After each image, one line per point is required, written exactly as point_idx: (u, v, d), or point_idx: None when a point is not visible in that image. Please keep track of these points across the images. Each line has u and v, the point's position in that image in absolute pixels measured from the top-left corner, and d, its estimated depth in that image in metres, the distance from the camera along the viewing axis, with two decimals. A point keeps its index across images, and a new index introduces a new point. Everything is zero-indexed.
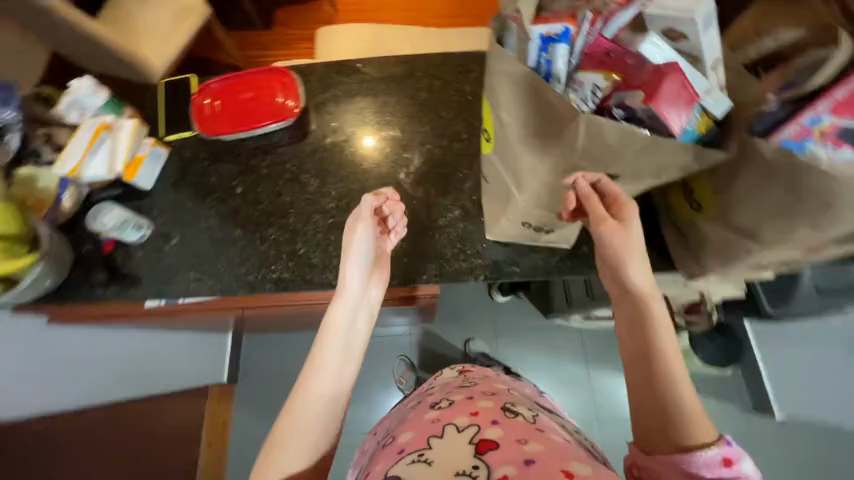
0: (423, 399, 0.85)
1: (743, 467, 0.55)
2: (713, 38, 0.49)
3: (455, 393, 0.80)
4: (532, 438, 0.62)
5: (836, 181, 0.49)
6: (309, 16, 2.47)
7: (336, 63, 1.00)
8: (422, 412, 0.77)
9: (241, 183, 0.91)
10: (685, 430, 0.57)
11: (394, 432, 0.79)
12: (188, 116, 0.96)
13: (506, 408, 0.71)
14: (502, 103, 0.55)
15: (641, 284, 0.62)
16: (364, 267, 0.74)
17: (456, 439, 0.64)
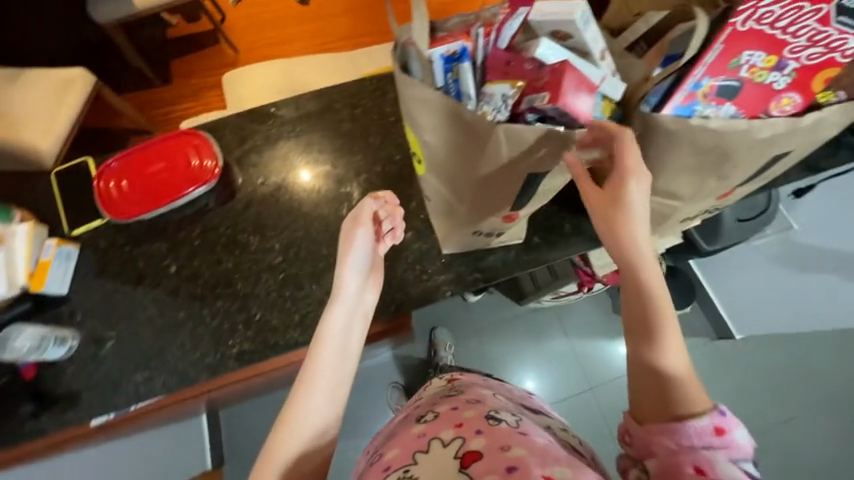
0: (408, 414, 0.79)
1: (736, 437, 0.52)
2: (595, 32, 0.52)
3: (441, 403, 0.74)
4: (515, 442, 0.61)
5: (726, 135, 0.55)
6: (209, 64, 2.36)
7: (248, 112, 0.96)
8: (407, 424, 0.73)
9: (173, 260, 0.83)
10: (680, 397, 0.55)
11: (379, 445, 0.75)
12: (93, 202, 0.86)
13: (490, 414, 0.67)
14: (423, 126, 0.55)
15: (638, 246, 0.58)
16: (360, 274, 0.69)
17: (442, 456, 0.62)
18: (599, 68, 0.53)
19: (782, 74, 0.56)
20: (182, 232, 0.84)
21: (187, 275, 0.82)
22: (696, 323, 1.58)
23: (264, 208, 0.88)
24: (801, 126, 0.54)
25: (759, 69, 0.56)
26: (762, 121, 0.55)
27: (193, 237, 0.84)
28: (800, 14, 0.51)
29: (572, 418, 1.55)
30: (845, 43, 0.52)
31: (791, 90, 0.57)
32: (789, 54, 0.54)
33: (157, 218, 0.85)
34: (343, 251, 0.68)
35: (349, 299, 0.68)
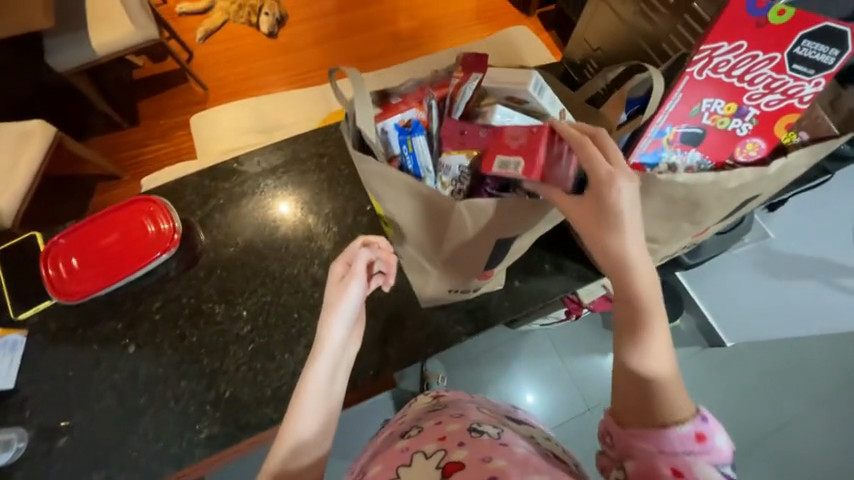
0: (392, 433, 0.76)
1: (716, 442, 0.48)
2: (550, 98, 0.53)
3: (425, 417, 0.73)
4: (497, 453, 0.60)
5: (695, 187, 0.53)
6: (178, 103, 2.31)
7: (208, 170, 0.92)
8: (391, 441, 0.72)
9: (131, 339, 0.77)
10: (664, 403, 0.50)
11: (362, 464, 0.72)
12: (42, 281, 0.80)
13: (472, 426, 0.65)
14: (385, 199, 0.52)
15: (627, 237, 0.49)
16: (347, 326, 0.60)
17: (423, 469, 0.61)
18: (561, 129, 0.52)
19: (744, 121, 0.55)
20: (142, 306, 0.79)
21: (148, 354, 0.76)
22: (688, 334, 1.57)
23: (229, 271, 0.83)
24: (768, 173, 0.53)
25: (719, 116, 0.55)
26: (729, 171, 0.54)
27: (154, 311, 0.79)
28: (754, 62, 0.50)
29: (574, 444, 1.50)
30: (801, 90, 0.51)
31: (756, 136, 0.56)
32: (749, 101, 0.54)
33: (114, 293, 0.79)
34: (331, 298, 0.59)
35: (338, 350, 0.59)
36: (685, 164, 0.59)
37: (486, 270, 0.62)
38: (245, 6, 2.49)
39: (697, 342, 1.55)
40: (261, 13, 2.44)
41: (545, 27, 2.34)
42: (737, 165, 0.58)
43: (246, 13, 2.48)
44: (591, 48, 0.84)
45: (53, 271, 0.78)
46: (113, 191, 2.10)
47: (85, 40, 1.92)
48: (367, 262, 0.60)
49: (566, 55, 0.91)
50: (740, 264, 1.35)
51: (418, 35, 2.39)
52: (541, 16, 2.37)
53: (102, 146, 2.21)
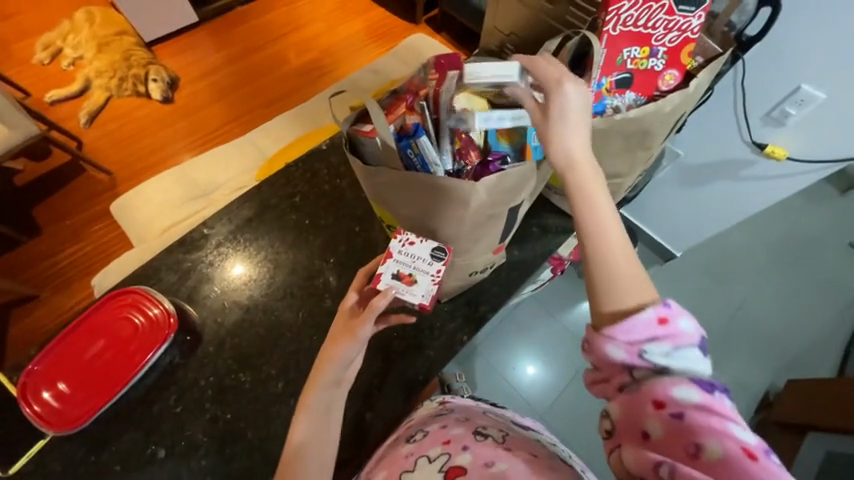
0: (396, 434, 0.78)
1: (681, 326, 0.46)
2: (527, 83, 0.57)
3: (430, 422, 0.76)
4: (500, 459, 0.63)
5: (644, 119, 0.64)
6: (81, 197, 2.07)
7: (178, 244, 0.87)
8: (396, 441, 0.75)
9: (157, 443, 0.70)
10: (624, 298, 0.47)
11: (368, 463, 0.74)
12: (26, 422, 0.69)
13: (477, 432, 0.70)
14: (396, 202, 0.59)
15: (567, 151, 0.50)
16: (336, 385, 0.61)
17: (427, 471, 0.65)
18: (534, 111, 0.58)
19: (658, 58, 0.67)
20: (157, 405, 0.72)
21: (183, 451, 0.69)
22: (646, 257, 1.77)
23: (241, 337, 0.79)
24: (690, 92, 0.65)
25: (639, 60, 0.67)
26: (661, 99, 0.65)
27: (172, 405, 0.72)
28: (651, 12, 0.63)
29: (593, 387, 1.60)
30: (690, 24, 0.64)
31: (670, 67, 0.67)
32: (656, 42, 0.66)
33: (120, 403, 0.71)
34: (320, 359, 0.60)
35: (333, 397, 0.61)
36: (625, 104, 0.69)
37: (499, 243, 0.67)
38: (127, 78, 2.30)
39: (654, 262, 1.77)
40: (148, 80, 2.29)
41: (435, 30, 2.50)
42: (663, 94, 0.69)
43: (131, 84, 2.30)
44: (504, 35, 0.94)
45: (38, 403, 0.68)
46: (33, 314, 1.82)
47: None
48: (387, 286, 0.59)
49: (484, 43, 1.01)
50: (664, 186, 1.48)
51: (320, 66, 2.42)
52: (428, 22, 2.53)
53: (2, 270, 1.91)
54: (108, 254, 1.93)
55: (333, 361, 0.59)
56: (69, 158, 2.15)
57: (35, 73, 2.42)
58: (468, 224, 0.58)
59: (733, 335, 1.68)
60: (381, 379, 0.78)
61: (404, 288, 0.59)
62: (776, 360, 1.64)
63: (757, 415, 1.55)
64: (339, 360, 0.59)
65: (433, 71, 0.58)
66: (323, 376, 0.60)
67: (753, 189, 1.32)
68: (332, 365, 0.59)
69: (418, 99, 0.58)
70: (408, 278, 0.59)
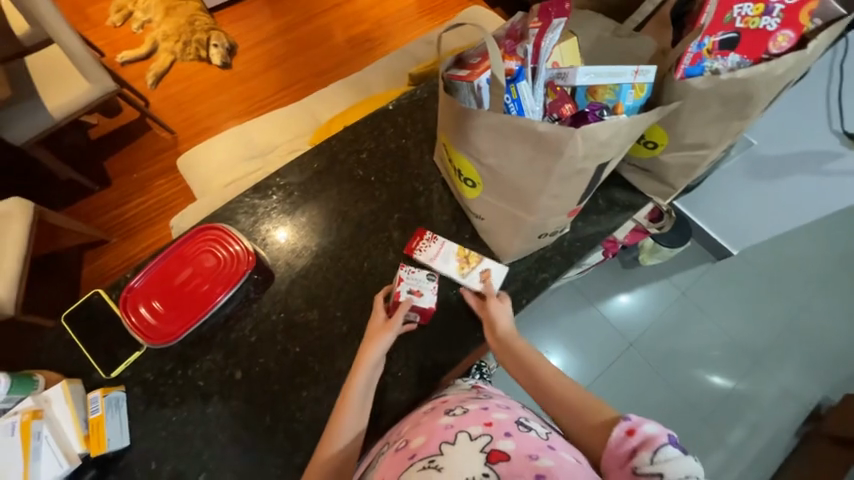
0: (432, 405, 0.72)
1: (646, 429, 0.55)
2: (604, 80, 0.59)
3: (469, 400, 0.70)
4: (545, 454, 0.57)
5: (751, 81, 0.60)
6: (147, 153, 2.20)
7: (254, 188, 0.92)
8: (432, 412, 0.69)
9: (235, 366, 0.76)
10: (597, 424, 0.62)
11: (406, 429, 0.69)
12: (124, 335, 0.77)
13: (519, 421, 0.64)
14: (486, 151, 0.59)
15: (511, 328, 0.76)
16: (375, 368, 0.71)
17: (467, 448, 0.59)
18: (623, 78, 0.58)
19: (772, 17, 0.62)
20: (234, 333, 0.78)
21: (256, 376, 0.75)
22: (696, 252, 1.69)
23: (310, 280, 0.83)
24: (807, 55, 0.60)
25: (750, 18, 0.63)
26: (773, 61, 0.60)
27: (248, 334, 0.78)
28: None
29: (629, 378, 1.57)
30: None
31: (785, 28, 0.62)
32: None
33: (204, 326, 0.78)
34: (364, 352, 0.72)
35: (375, 374, 0.71)
36: (726, 67, 0.64)
37: (576, 205, 0.66)
38: (190, 42, 2.39)
39: (705, 258, 1.69)
40: (209, 45, 2.37)
41: (490, 5, 2.40)
42: (773, 57, 0.63)
43: (193, 49, 2.39)
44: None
45: (136, 316, 0.76)
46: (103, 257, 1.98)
47: (38, 106, 1.71)
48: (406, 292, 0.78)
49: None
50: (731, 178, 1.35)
51: (371, 38, 2.41)
52: None
53: (78, 214, 2.08)
54: (169, 208, 2.07)
55: (373, 352, 0.71)
56: (137, 115, 2.28)
57: (107, 34, 2.57)
58: (555, 178, 0.57)
59: (788, 342, 1.58)
60: (439, 332, 0.81)
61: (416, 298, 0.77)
62: (833, 374, 1.54)
63: (804, 428, 1.48)
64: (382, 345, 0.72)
65: (536, 18, 0.57)
66: (370, 358, 0.70)
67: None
68: (375, 345, 0.72)
69: (523, 44, 0.57)
70: (417, 292, 0.78)
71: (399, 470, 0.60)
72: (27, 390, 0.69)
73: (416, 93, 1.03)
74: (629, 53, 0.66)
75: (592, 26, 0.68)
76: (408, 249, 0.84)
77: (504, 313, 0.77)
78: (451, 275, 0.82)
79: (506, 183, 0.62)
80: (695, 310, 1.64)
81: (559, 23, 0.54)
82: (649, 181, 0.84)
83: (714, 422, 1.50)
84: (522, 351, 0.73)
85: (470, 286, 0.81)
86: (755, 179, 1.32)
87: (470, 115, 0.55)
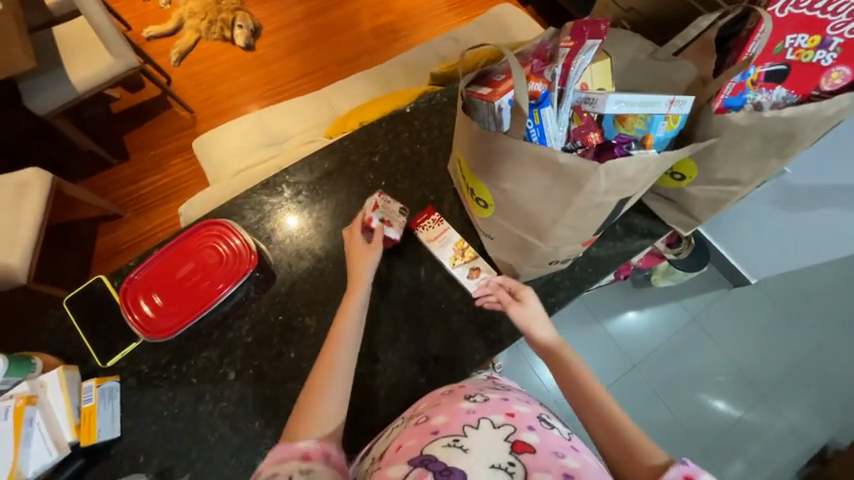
0: (450, 388, 0.69)
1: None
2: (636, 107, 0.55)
3: (489, 388, 0.67)
4: (569, 454, 0.56)
5: (797, 120, 0.55)
6: (165, 131, 2.21)
7: (262, 184, 0.90)
8: (451, 394, 0.66)
9: (229, 365, 0.75)
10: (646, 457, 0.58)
11: (424, 406, 0.66)
12: (123, 324, 0.77)
13: (541, 417, 0.62)
14: (501, 175, 0.56)
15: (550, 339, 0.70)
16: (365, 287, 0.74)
17: (491, 436, 0.56)
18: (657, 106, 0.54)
19: (829, 51, 0.56)
20: (231, 332, 0.77)
21: (250, 378, 0.75)
22: (713, 278, 1.63)
23: (311, 284, 0.82)
24: None
25: (803, 50, 0.57)
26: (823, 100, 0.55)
27: (244, 334, 0.77)
28: None
29: (630, 401, 1.52)
30: None
31: (841, 64, 0.56)
32: (832, 31, 0.55)
33: (202, 322, 0.77)
34: (355, 271, 0.75)
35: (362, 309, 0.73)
36: (770, 101, 0.61)
37: (592, 235, 0.62)
38: (216, 22, 2.38)
39: (721, 284, 1.62)
40: (234, 26, 2.36)
41: (521, 2, 2.31)
42: (823, 95, 0.59)
43: (218, 29, 2.38)
44: (621, 10, 0.77)
45: (138, 312, 0.76)
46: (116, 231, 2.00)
47: (63, 77, 1.73)
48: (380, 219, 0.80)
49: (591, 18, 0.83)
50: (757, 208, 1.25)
51: (396, 29, 2.36)
52: None
53: (94, 187, 2.10)
54: (183, 188, 2.08)
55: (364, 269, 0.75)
56: (159, 92, 2.29)
57: (136, 8, 2.57)
58: (572, 210, 0.54)
59: (800, 379, 1.51)
60: (438, 350, 0.78)
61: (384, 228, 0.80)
62: (846, 416, 1.46)
63: (807, 468, 1.41)
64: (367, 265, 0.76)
65: (569, 37, 0.53)
66: (358, 293, 0.73)
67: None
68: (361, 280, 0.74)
69: (551, 66, 0.53)
70: (388, 222, 0.81)
71: (419, 443, 0.58)
72: (23, 373, 0.69)
73: (435, 97, 0.99)
74: (666, 77, 0.61)
75: (628, 45, 0.64)
76: (413, 224, 0.85)
77: (539, 318, 0.71)
78: (443, 262, 0.82)
79: (520, 208, 0.59)
80: (706, 337, 1.58)
81: (593, 45, 0.52)
82: (672, 211, 0.79)
83: (713, 453, 1.45)
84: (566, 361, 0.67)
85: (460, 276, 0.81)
86: (785, 209, 1.20)
87: (488, 138, 0.52)
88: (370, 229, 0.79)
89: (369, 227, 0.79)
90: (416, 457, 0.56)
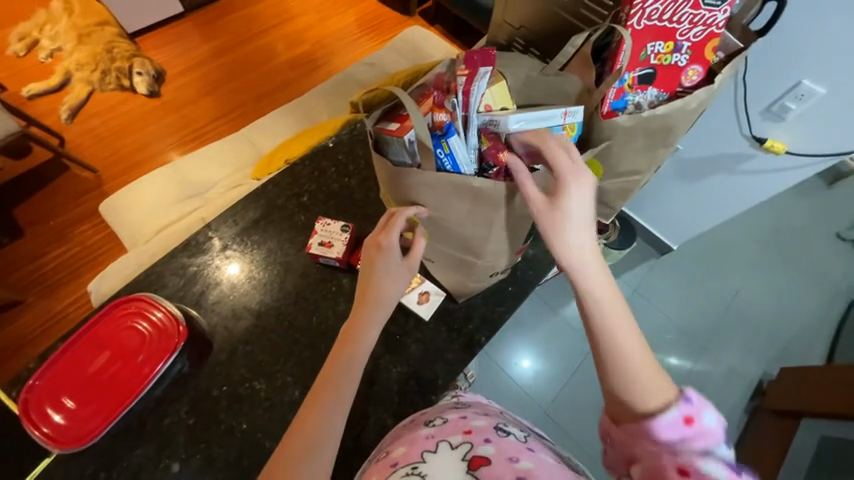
0: (414, 417, 0.68)
1: (706, 422, 0.47)
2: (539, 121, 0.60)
3: (448, 410, 0.66)
4: (524, 456, 0.55)
5: (670, 115, 0.63)
6: (65, 196, 1.95)
7: (182, 245, 0.83)
8: (412, 426, 0.65)
9: (171, 456, 0.68)
10: (648, 400, 0.48)
11: (387, 443, 0.65)
12: (32, 440, 0.67)
13: (498, 426, 0.61)
14: (426, 203, 0.57)
15: (575, 245, 0.52)
16: (379, 301, 0.59)
17: (449, 458, 0.55)
18: (554, 117, 0.61)
19: (682, 54, 0.65)
20: (168, 418, 0.70)
21: (198, 464, 0.68)
22: (643, 252, 1.79)
23: (254, 345, 0.76)
24: (716, 88, 0.64)
25: (663, 55, 0.66)
26: (687, 95, 0.63)
27: (184, 417, 0.70)
28: (677, 5, 0.61)
29: None
30: (716, 18, 0.62)
31: (694, 63, 0.66)
32: (681, 37, 0.64)
33: (130, 416, 0.69)
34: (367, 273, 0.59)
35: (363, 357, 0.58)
36: (647, 100, 0.69)
37: (521, 244, 0.69)
38: (110, 71, 2.19)
39: (650, 256, 1.79)
40: (132, 74, 2.18)
41: (430, 22, 2.42)
42: (686, 90, 0.68)
43: (114, 78, 2.19)
44: (514, 28, 0.83)
45: (47, 425, 0.66)
46: (16, 322, 1.70)
47: None
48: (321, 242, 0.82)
49: (489, 37, 0.89)
50: (664, 181, 1.42)
51: (311, 59, 2.34)
52: (421, 14, 2.45)
53: None
54: (93, 257, 1.82)
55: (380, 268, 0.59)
56: (51, 155, 2.03)
57: (9, 65, 2.28)
58: (496, 226, 0.60)
59: (728, 326, 1.69)
60: (401, 384, 0.76)
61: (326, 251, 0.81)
62: (769, 349, 1.66)
63: (752, 403, 1.57)
64: (376, 291, 0.59)
65: (464, 66, 0.58)
66: (364, 328, 0.59)
67: (746, 185, 1.26)
68: (363, 315, 0.59)
69: (450, 97, 0.57)
70: (328, 244, 0.81)
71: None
72: None
73: (356, 127, 0.98)
74: (559, 89, 0.67)
75: (520, 66, 0.70)
76: (353, 259, 0.82)
77: (567, 211, 0.52)
78: None
79: (454, 229, 0.61)
80: (648, 306, 1.72)
81: (482, 73, 0.56)
82: (591, 204, 0.85)
83: None
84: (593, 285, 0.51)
85: (408, 303, 0.80)
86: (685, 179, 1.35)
87: (405, 174, 0.53)
88: (314, 256, 0.81)
89: (312, 254, 0.81)
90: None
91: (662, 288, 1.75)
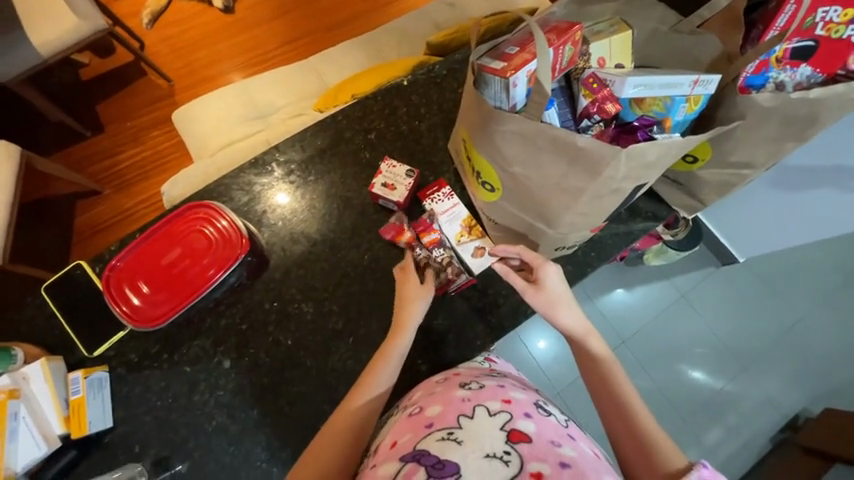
0: (446, 375, 0.68)
1: None
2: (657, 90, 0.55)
3: (484, 376, 0.66)
4: (566, 443, 0.55)
5: (824, 103, 0.52)
6: (141, 100, 2.04)
7: (249, 161, 0.85)
8: (445, 385, 0.65)
9: (224, 353, 0.74)
10: (667, 466, 0.57)
11: (419, 394, 0.65)
12: (110, 314, 0.76)
13: (538, 404, 0.61)
14: (512, 158, 0.55)
15: (574, 326, 0.65)
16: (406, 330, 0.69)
17: (488, 426, 0.55)
18: (680, 85, 0.54)
19: None
20: (224, 319, 0.76)
21: (246, 366, 0.74)
22: (702, 258, 1.64)
23: (306, 270, 0.78)
24: None
25: (835, 24, 0.54)
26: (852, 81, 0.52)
27: (238, 322, 0.75)
28: None
29: None
30: None
31: None
32: None
33: (192, 310, 0.75)
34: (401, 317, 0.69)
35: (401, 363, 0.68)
36: (794, 80, 0.58)
37: (602, 222, 0.62)
38: None
39: (710, 263, 1.64)
40: None
41: None
42: (849, 74, 0.55)
43: None
44: None
45: (126, 304, 0.73)
46: (92, 209, 1.88)
47: None
48: (384, 183, 0.80)
49: None
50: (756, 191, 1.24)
51: None
52: None
53: (66, 161, 1.95)
54: (161, 163, 1.94)
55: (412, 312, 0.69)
56: (131, 58, 2.11)
57: None
58: (586, 196, 0.54)
59: (777, 352, 1.56)
60: (438, 337, 0.76)
61: (387, 194, 0.80)
62: (820, 385, 1.51)
63: (780, 434, 1.47)
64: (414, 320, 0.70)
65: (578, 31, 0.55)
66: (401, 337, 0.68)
67: None
68: (401, 339, 0.68)
69: (568, 45, 0.54)
70: (391, 186, 0.80)
71: (413, 438, 0.56)
72: (5, 365, 0.69)
73: (434, 68, 0.91)
74: (691, 51, 0.60)
75: (649, 18, 0.62)
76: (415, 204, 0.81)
77: (557, 300, 0.65)
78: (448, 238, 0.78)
79: (535, 194, 0.58)
80: (692, 315, 1.61)
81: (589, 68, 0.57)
82: (677, 194, 0.76)
83: (693, 422, 1.51)
84: (599, 351, 0.65)
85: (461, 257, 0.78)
86: (786, 191, 1.16)
87: (501, 118, 0.51)
88: (374, 195, 0.80)
89: (372, 194, 0.80)
90: (409, 453, 0.54)
91: (715, 299, 1.62)
